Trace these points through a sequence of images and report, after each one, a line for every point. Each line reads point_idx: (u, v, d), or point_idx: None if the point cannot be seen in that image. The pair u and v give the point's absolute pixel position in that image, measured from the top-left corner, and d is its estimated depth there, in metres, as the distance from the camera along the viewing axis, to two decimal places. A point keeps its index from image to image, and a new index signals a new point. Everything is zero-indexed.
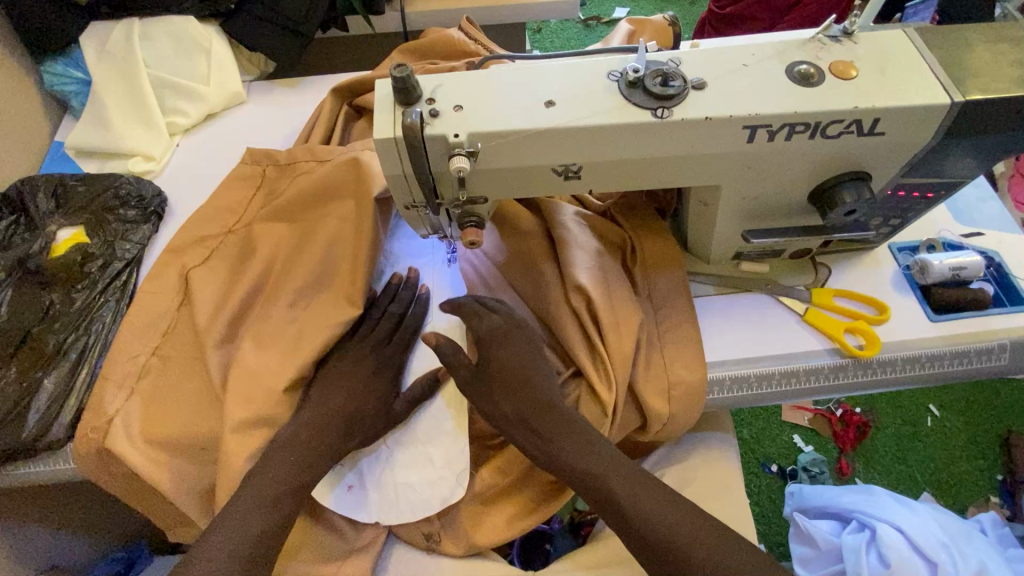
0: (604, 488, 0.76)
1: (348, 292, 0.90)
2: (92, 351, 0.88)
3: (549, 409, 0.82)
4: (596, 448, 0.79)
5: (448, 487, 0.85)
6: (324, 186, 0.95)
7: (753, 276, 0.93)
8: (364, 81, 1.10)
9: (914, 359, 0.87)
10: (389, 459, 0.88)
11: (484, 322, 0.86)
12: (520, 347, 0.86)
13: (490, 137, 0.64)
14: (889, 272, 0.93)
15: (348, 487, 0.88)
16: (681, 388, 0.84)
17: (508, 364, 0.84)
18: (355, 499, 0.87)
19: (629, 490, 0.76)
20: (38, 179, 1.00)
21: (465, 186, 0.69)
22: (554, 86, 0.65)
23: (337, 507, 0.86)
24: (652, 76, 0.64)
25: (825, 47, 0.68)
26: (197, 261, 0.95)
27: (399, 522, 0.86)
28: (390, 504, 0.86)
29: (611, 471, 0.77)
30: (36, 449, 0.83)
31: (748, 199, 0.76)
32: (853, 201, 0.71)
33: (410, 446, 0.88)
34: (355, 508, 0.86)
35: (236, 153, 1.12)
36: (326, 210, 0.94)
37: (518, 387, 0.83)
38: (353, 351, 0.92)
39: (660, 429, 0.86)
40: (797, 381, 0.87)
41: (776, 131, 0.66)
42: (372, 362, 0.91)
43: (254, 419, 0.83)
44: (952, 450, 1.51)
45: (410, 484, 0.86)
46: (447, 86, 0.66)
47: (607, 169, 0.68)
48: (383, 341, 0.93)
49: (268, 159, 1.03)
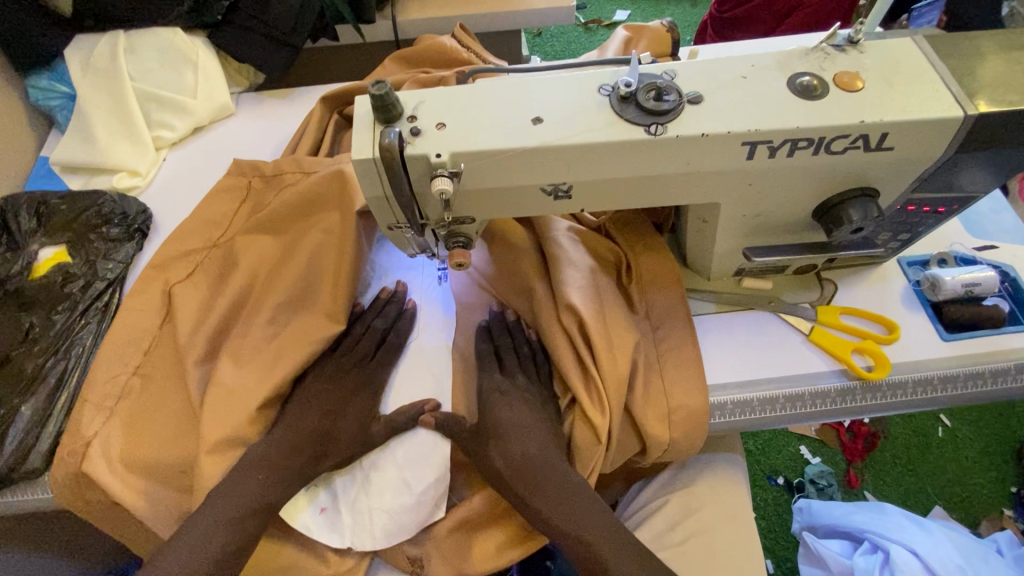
0: (597, 557, 0.75)
1: (328, 309, 0.88)
2: (71, 376, 0.87)
3: (546, 470, 0.79)
4: (590, 514, 0.78)
5: (425, 511, 0.83)
6: (309, 201, 0.93)
7: (755, 293, 0.89)
8: (353, 90, 1.08)
9: (926, 381, 0.83)
10: (363, 481, 0.84)
11: (488, 379, 0.89)
12: (522, 408, 0.86)
13: (475, 157, 0.61)
14: (898, 287, 0.89)
15: (321, 510, 0.85)
16: (681, 412, 0.80)
17: (507, 421, 0.84)
18: (327, 523, 0.84)
19: (623, 561, 0.75)
20: (20, 197, 0.97)
21: (451, 207, 0.66)
22: (542, 101, 0.62)
23: (307, 530, 0.83)
24: (645, 91, 0.61)
25: (830, 58, 0.65)
26: (181, 278, 0.92)
27: (372, 547, 0.82)
28: (364, 528, 0.82)
29: (605, 540, 0.76)
30: (12, 478, 0.81)
31: (749, 216, 0.73)
32: (860, 219, 0.67)
33: (385, 467, 0.84)
34: (326, 531, 0.83)
35: (223, 166, 1.10)
36: (312, 223, 0.92)
37: (516, 447, 0.81)
38: (335, 367, 0.91)
39: (659, 456, 0.83)
40: (803, 405, 0.83)
41: (777, 147, 0.62)
42: (354, 379, 0.90)
43: (232, 439, 0.81)
44: (965, 462, 1.46)
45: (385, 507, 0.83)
46: (429, 102, 0.63)
47: (600, 188, 0.65)
48: (366, 357, 0.91)
49: (255, 171, 1.01)
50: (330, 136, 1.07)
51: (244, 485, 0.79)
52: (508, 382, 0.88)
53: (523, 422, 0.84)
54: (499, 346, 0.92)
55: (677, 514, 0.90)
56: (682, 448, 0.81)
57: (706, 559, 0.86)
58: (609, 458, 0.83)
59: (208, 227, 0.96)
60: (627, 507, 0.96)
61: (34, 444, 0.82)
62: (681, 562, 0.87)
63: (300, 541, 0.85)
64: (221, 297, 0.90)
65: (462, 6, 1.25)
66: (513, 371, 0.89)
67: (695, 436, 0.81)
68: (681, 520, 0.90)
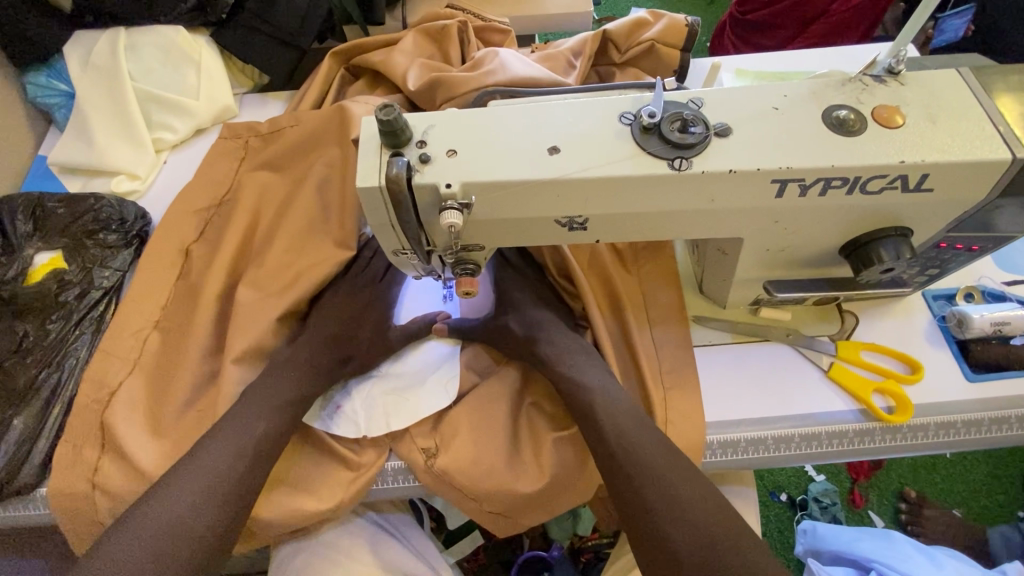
0: (588, 405, 0.74)
1: (338, 235, 0.90)
2: (65, 389, 0.84)
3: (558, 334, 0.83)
4: (600, 405, 0.73)
5: (438, 396, 0.82)
6: (304, 144, 0.97)
7: (772, 324, 0.85)
8: (362, 44, 1.06)
9: (949, 425, 0.80)
10: (383, 377, 0.85)
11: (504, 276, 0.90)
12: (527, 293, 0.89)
13: (487, 188, 0.57)
14: (922, 322, 0.85)
15: (336, 408, 0.83)
16: (694, 415, 0.79)
17: (516, 298, 0.87)
18: (344, 418, 0.82)
19: (611, 414, 0.72)
20: (17, 199, 0.94)
21: (460, 237, 0.62)
22: (559, 128, 0.58)
23: (326, 427, 0.82)
24: (671, 121, 0.57)
25: (868, 89, 0.61)
26: (194, 236, 0.94)
27: (391, 440, 0.81)
28: (381, 417, 0.81)
29: (597, 391, 0.75)
30: (4, 493, 0.79)
31: (773, 250, 0.69)
32: (891, 259, 0.64)
33: (407, 363, 0.86)
34: (344, 426, 0.82)
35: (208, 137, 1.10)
36: (312, 157, 0.95)
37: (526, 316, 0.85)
38: (346, 286, 0.89)
39: None
40: (818, 445, 0.80)
41: (809, 185, 0.58)
42: (364, 297, 0.88)
43: (256, 347, 0.84)
44: (971, 484, 1.43)
45: (400, 398, 0.83)
46: (440, 126, 0.59)
47: (618, 222, 0.61)
48: (377, 276, 0.90)
49: (251, 130, 1.00)
50: (334, 86, 1.05)
51: (264, 399, 0.77)
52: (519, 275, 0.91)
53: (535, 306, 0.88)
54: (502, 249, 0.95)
55: None
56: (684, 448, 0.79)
57: None
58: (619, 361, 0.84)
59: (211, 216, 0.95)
60: None
61: (25, 459, 0.80)
62: None
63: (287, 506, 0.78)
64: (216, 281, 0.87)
65: (479, 5, 1.21)
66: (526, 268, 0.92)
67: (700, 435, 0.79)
68: None
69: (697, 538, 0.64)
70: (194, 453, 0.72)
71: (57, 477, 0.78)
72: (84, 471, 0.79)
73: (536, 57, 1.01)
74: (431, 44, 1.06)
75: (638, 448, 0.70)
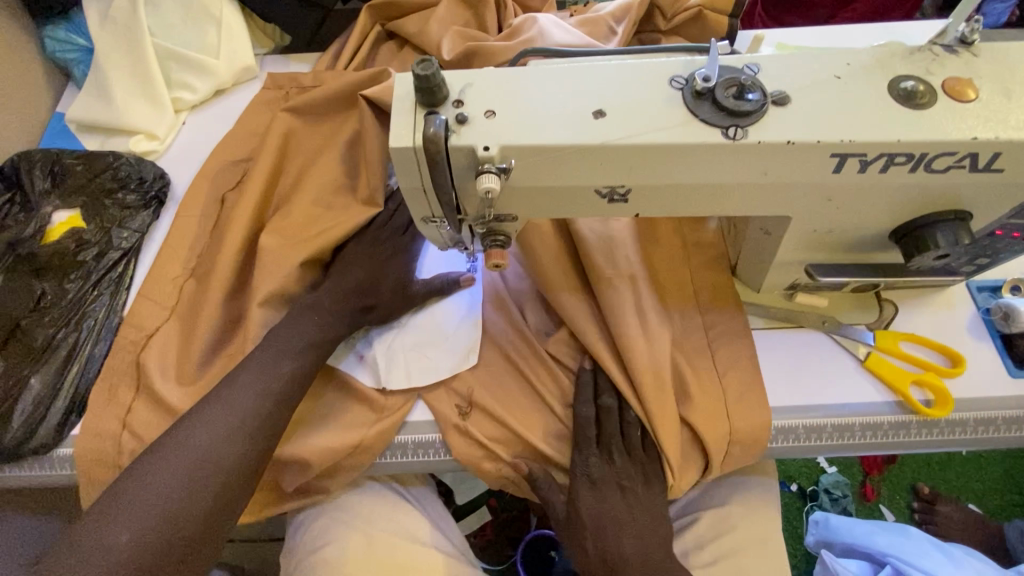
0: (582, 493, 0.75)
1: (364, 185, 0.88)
2: (83, 349, 0.82)
3: (634, 540, 0.75)
4: (603, 488, 0.76)
5: (458, 356, 0.81)
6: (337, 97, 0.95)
7: (806, 310, 0.82)
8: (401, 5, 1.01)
9: (989, 422, 0.77)
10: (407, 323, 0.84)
11: (583, 463, 0.76)
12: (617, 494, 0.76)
13: (527, 153, 0.54)
14: (964, 314, 0.81)
15: (359, 357, 0.83)
16: (745, 410, 0.75)
17: (607, 516, 0.75)
18: (365, 369, 0.82)
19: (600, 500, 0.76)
20: (35, 154, 0.92)
21: (493, 205, 0.59)
22: (605, 91, 0.55)
23: (349, 371, 0.82)
24: (725, 87, 0.54)
25: (939, 60, 0.57)
26: (231, 184, 0.94)
27: (414, 392, 0.80)
28: (399, 372, 0.80)
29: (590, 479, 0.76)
30: (21, 454, 0.77)
31: (820, 231, 0.65)
32: (947, 246, 0.60)
33: (432, 311, 0.85)
34: (364, 376, 0.81)
35: (228, 98, 1.07)
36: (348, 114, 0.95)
37: (620, 547, 0.74)
38: (370, 236, 0.87)
39: (719, 465, 0.77)
40: (850, 436, 0.78)
41: (870, 161, 0.55)
42: (388, 249, 0.87)
43: (279, 292, 0.82)
44: (986, 482, 1.40)
45: (420, 354, 0.81)
46: (478, 85, 0.56)
47: (661, 194, 0.58)
48: (400, 229, 0.88)
49: (293, 83, 1.02)
50: (367, 44, 1.02)
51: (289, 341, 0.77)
52: (607, 465, 0.76)
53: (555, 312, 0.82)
54: (578, 418, 0.77)
55: (705, 533, 0.86)
56: (709, 430, 0.75)
57: None
58: (668, 434, 0.74)
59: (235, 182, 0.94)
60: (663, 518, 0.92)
61: (43, 419, 0.78)
62: None
63: (301, 468, 0.78)
64: (235, 244, 0.85)
65: None
66: (614, 447, 0.77)
67: (738, 418, 0.75)
68: (712, 537, 0.86)
69: None
70: (218, 398, 0.72)
71: (84, 422, 0.78)
72: (99, 434, 0.78)
73: (575, 20, 0.97)
74: (468, 8, 1.01)
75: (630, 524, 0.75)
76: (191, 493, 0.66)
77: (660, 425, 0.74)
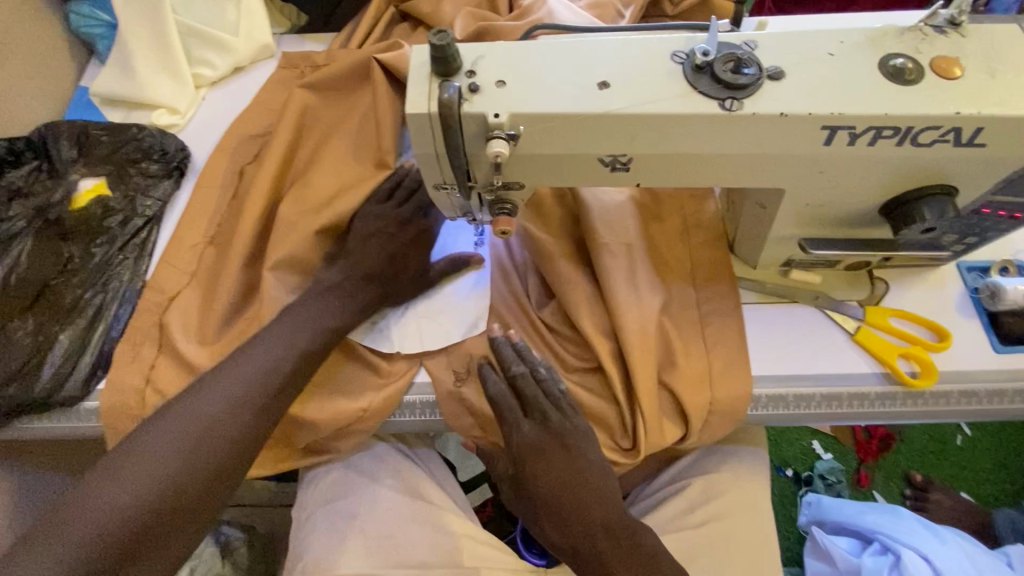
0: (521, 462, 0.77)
1: (379, 160, 0.93)
2: (109, 309, 0.86)
3: (571, 502, 0.76)
4: (542, 457, 0.77)
5: (469, 324, 0.85)
6: (353, 75, 0.98)
7: (801, 286, 0.85)
8: None
9: (971, 394, 0.81)
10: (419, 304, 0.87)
11: (517, 431, 0.77)
12: (563, 459, 0.76)
13: (535, 120, 0.58)
14: (953, 293, 0.84)
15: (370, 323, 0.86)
16: (727, 379, 0.79)
17: (558, 485, 0.76)
18: (377, 333, 0.85)
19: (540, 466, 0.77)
20: (62, 124, 0.96)
21: (502, 172, 0.63)
22: (610, 65, 0.59)
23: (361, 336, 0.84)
24: (724, 61, 0.57)
25: (928, 40, 0.60)
26: (249, 157, 0.98)
27: (423, 355, 0.84)
28: (412, 337, 0.84)
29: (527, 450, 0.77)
30: (50, 404, 0.81)
31: (814, 205, 0.68)
32: (933, 219, 0.63)
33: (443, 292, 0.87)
34: (376, 339, 0.84)
35: (246, 76, 1.11)
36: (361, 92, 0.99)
37: (580, 517, 0.76)
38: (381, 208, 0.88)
39: (699, 431, 0.81)
40: (837, 405, 0.82)
41: (859, 134, 0.58)
42: None
43: (295, 259, 0.86)
44: (978, 471, 1.43)
45: (431, 320, 0.85)
46: (489, 58, 0.60)
47: (661, 164, 0.62)
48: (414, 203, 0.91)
49: (308, 63, 1.06)
50: (382, 24, 1.05)
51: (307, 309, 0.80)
52: (544, 431, 0.77)
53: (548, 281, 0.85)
54: (497, 394, 0.78)
55: (697, 498, 0.90)
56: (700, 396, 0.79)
57: (727, 542, 0.87)
58: (649, 403, 0.77)
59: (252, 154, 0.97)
60: (648, 485, 0.97)
61: (71, 373, 0.82)
62: (701, 544, 0.87)
63: (313, 425, 0.81)
64: (253, 213, 0.89)
65: None
66: (544, 409, 0.77)
67: (733, 386, 0.78)
68: (703, 502, 0.90)
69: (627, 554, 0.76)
70: (229, 363, 0.76)
71: (110, 376, 0.82)
72: (122, 389, 0.82)
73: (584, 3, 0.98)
74: None
75: (573, 488, 0.76)
76: (201, 451, 0.70)
77: (642, 394, 0.77)
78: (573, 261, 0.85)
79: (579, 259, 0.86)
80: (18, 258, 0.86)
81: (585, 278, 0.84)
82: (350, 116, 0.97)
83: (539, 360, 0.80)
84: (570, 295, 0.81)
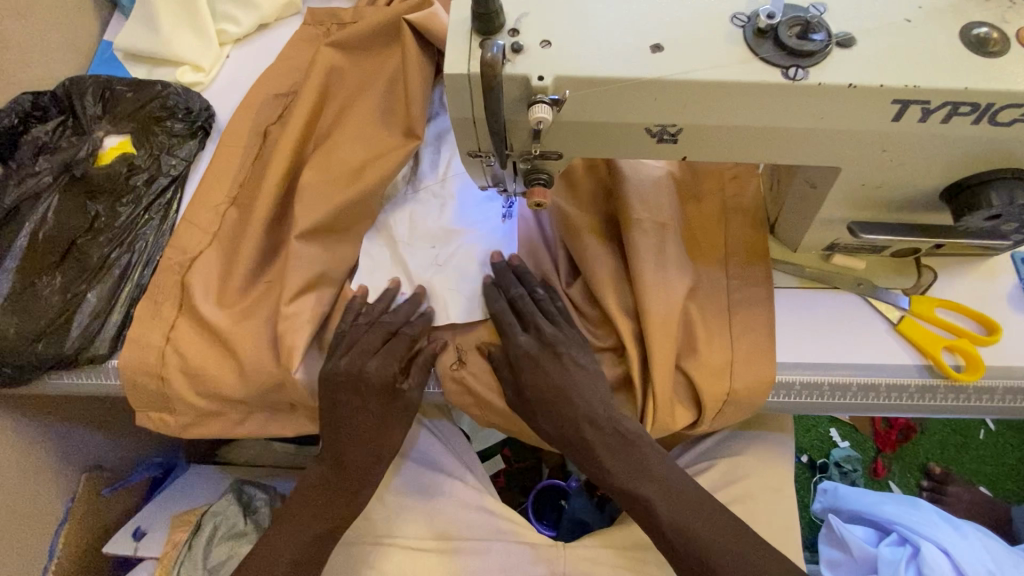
0: (517, 370, 0.76)
1: (407, 125, 0.90)
2: (135, 269, 0.86)
3: (563, 403, 0.75)
4: (545, 364, 0.76)
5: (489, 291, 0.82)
6: (383, 36, 0.94)
7: (844, 271, 0.82)
8: None
9: (1018, 390, 0.76)
10: (419, 231, 0.88)
11: (514, 344, 0.77)
12: (556, 369, 0.76)
13: (581, 85, 0.54)
14: (1006, 285, 0.80)
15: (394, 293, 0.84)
16: (750, 368, 0.76)
17: (545, 388, 0.75)
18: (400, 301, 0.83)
19: (535, 372, 0.76)
20: (86, 78, 0.95)
21: (541, 139, 0.60)
22: (663, 26, 0.55)
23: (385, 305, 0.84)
24: (789, 26, 0.53)
25: (1015, 7, 0.55)
26: (273, 119, 0.95)
27: (446, 329, 0.82)
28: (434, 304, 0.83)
29: (524, 357, 0.76)
30: (79, 361, 0.81)
31: (869, 184, 0.64)
32: (1001, 205, 0.59)
33: (439, 222, 0.88)
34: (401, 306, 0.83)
35: (271, 34, 1.07)
36: (389, 50, 0.94)
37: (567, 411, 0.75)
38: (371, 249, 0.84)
39: (715, 418, 0.78)
40: (874, 397, 0.78)
41: (933, 110, 0.53)
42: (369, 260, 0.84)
43: (319, 225, 0.84)
44: (1001, 467, 1.40)
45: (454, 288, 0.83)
46: (533, 16, 0.56)
47: (710, 135, 0.58)
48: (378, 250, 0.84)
49: (333, 20, 1.01)
50: None
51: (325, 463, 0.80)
52: (538, 344, 0.77)
53: (574, 256, 0.82)
54: (497, 314, 0.79)
55: (718, 480, 0.89)
56: (722, 376, 0.76)
57: None
58: (663, 387, 0.75)
59: (276, 116, 0.95)
60: None
61: (98, 331, 0.82)
62: None
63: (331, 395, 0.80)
64: (276, 176, 0.87)
65: None
66: (539, 323, 0.78)
67: (763, 373, 0.76)
68: (726, 484, 0.88)
69: (625, 448, 0.74)
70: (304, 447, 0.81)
71: (133, 335, 0.82)
72: (141, 350, 0.81)
73: None
74: None
75: (567, 386, 0.75)
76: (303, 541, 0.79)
77: (657, 378, 0.75)
78: (602, 238, 0.81)
79: (610, 236, 0.82)
80: (45, 214, 0.86)
81: (613, 257, 0.80)
82: (377, 78, 0.94)
83: (536, 283, 0.81)
84: (596, 273, 0.79)
